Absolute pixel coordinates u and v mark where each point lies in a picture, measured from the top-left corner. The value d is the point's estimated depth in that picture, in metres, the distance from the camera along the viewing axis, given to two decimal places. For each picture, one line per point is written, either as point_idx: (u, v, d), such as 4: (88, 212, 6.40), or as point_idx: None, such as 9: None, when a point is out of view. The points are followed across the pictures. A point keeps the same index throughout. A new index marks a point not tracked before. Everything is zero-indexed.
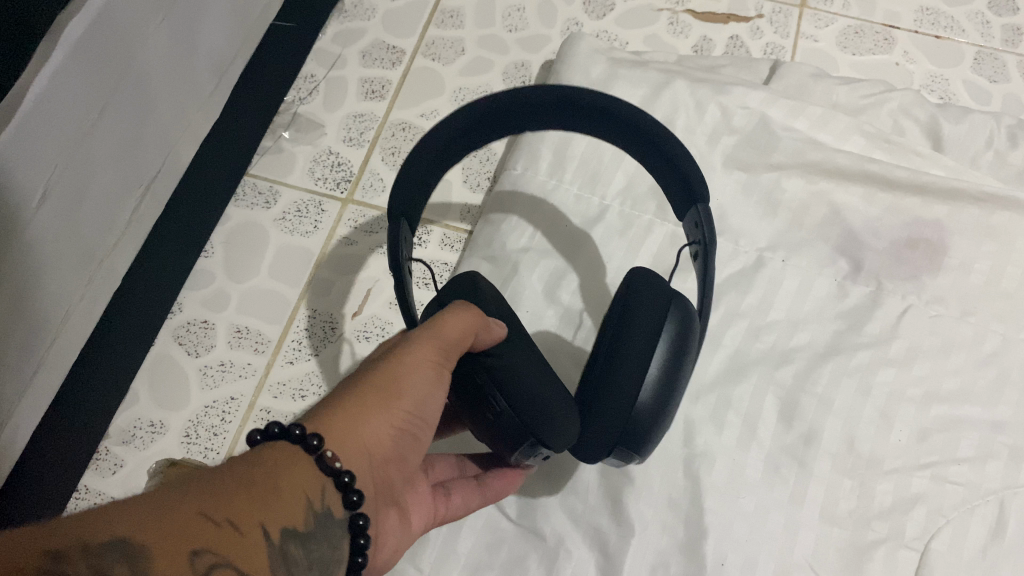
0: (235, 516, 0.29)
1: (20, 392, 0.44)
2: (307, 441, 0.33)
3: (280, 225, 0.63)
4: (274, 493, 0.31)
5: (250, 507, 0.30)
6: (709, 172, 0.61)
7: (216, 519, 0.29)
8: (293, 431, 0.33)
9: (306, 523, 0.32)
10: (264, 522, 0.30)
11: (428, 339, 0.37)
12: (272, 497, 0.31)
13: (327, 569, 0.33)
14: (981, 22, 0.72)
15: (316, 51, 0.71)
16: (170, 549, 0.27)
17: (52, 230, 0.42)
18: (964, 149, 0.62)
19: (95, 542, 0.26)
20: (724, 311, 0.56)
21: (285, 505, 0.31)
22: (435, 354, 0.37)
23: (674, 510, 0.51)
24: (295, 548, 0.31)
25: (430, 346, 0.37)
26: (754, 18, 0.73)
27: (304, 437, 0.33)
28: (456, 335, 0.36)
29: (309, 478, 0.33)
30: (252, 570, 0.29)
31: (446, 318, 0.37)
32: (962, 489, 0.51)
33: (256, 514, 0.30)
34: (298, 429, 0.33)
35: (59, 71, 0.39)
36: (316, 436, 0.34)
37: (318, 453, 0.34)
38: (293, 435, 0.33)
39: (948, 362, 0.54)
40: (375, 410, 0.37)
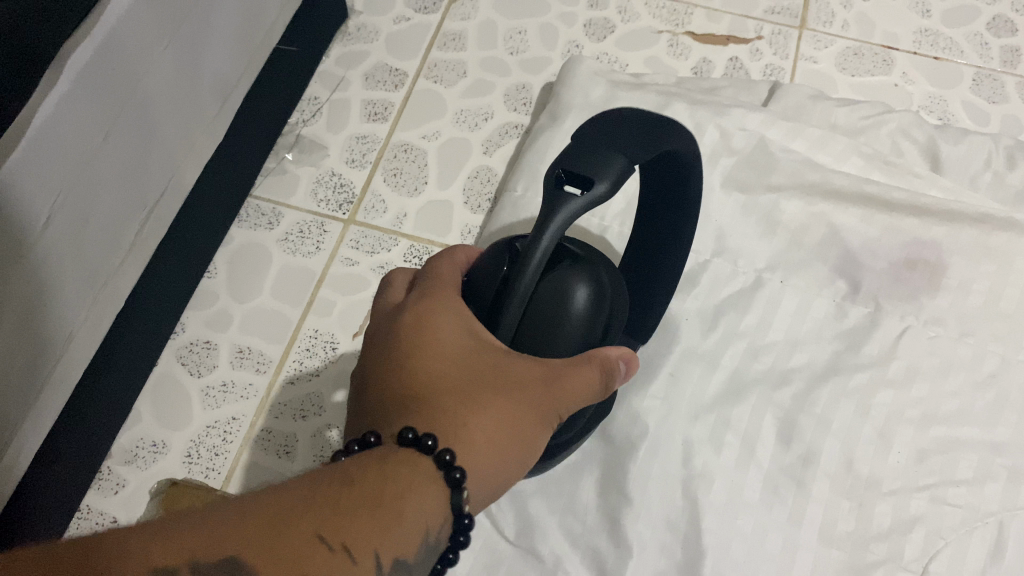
0: (350, 541, 0.29)
1: (25, 409, 0.45)
2: (451, 475, 0.32)
3: (283, 246, 0.64)
4: (395, 524, 0.30)
5: (366, 534, 0.29)
6: (708, 193, 0.61)
7: (330, 543, 0.28)
8: (443, 456, 0.33)
9: (415, 556, 0.31)
10: (377, 550, 0.29)
11: (570, 390, 0.38)
12: (393, 526, 0.30)
13: None
14: (980, 44, 0.73)
15: (320, 74, 0.72)
16: (276, 572, 0.27)
17: (56, 253, 0.43)
18: (962, 170, 0.62)
19: (205, 563, 0.27)
20: (723, 331, 0.56)
21: (403, 538, 0.30)
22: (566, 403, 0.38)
23: (673, 530, 0.51)
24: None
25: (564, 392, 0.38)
26: (753, 40, 0.73)
27: (450, 468, 0.33)
28: (582, 391, 0.38)
29: (434, 512, 0.32)
30: None
31: (587, 372, 0.38)
32: (962, 510, 0.51)
33: (372, 541, 0.29)
34: (449, 457, 0.33)
35: (65, 97, 0.39)
36: (461, 471, 0.33)
37: (455, 486, 0.33)
38: (442, 462, 0.33)
39: (947, 384, 0.54)
40: (511, 448, 0.36)
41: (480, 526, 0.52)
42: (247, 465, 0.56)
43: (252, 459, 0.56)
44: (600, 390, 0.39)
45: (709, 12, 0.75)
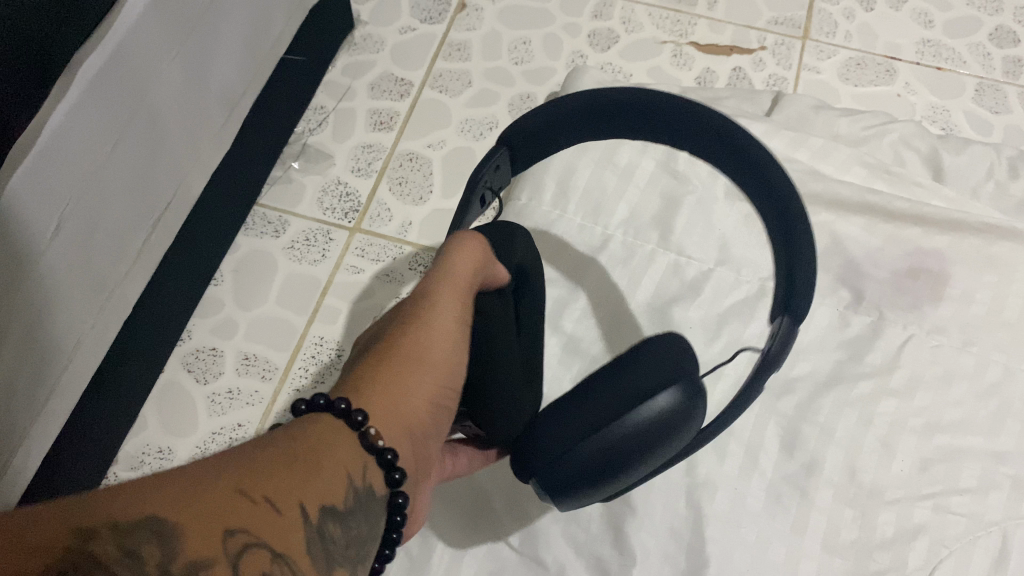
0: (272, 494, 0.28)
1: (33, 417, 0.45)
2: (352, 417, 0.33)
3: (289, 254, 0.64)
4: (316, 471, 0.30)
5: (287, 484, 0.29)
6: (711, 203, 0.61)
7: (251, 495, 0.27)
8: (338, 405, 0.33)
9: (346, 502, 0.31)
10: (302, 499, 0.29)
11: (445, 286, 0.40)
12: (314, 474, 0.30)
13: (365, 550, 0.31)
14: (982, 54, 0.73)
15: (325, 84, 0.72)
16: (202, 524, 0.26)
17: (64, 262, 0.43)
18: (965, 180, 0.63)
19: (126, 522, 0.25)
20: (727, 340, 0.57)
21: (330, 483, 0.30)
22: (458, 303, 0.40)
23: (676, 538, 0.51)
24: (335, 528, 0.30)
25: (449, 289, 0.40)
26: (756, 51, 0.74)
27: (349, 412, 0.33)
28: (467, 278, 0.40)
29: (349, 455, 0.32)
30: (289, 548, 0.27)
31: (455, 258, 0.40)
32: (965, 520, 0.51)
33: (295, 491, 0.29)
34: (342, 403, 0.33)
35: (75, 107, 0.40)
36: (360, 412, 0.34)
37: (362, 429, 0.33)
38: (338, 409, 0.33)
39: (950, 393, 0.54)
40: (409, 382, 0.37)
41: (485, 535, 0.52)
42: None
43: None
44: (482, 268, 0.41)
45: (713, 22, 0.76)
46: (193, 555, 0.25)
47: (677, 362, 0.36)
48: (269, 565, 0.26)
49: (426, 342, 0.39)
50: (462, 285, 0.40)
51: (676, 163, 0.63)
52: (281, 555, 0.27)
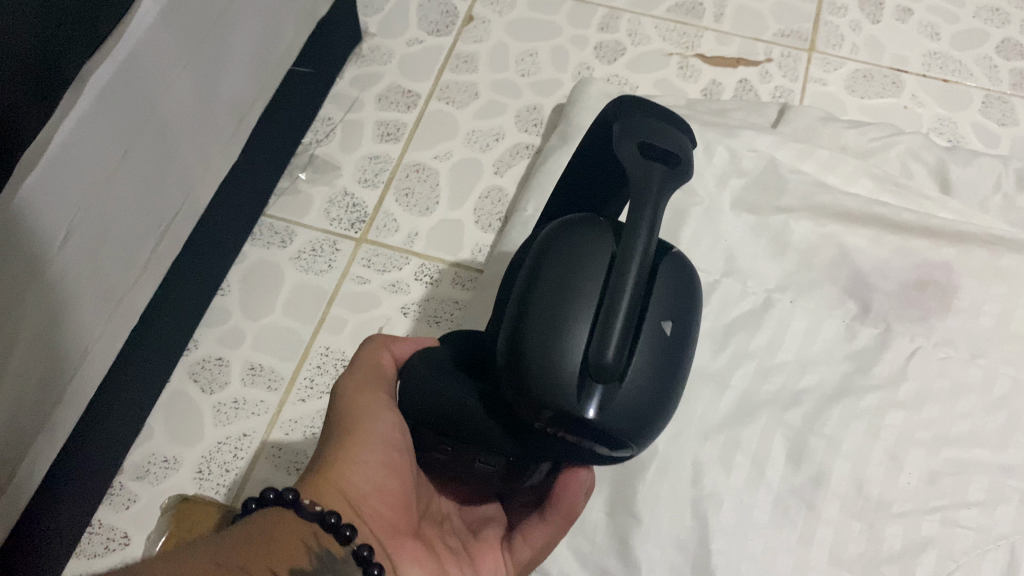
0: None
1: (40, 426, 0.45)
2: (283, 497, 0.36)
3: (296, 264, 0.64)
4: (273, 550, 0.33)
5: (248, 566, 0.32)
6: (718, 214, 0.61)
7: None
8: (269, 494, 0.36)
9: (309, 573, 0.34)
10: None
11: (352, 373, 0.43)
12: (274, 551, 0.33)
13: None
14: (989, 67, 0.73)
15: (333, 95, 0.73)
16: None
17: (73, 271, 0.43)
18: (973, 192, 0.63)
19: None
20: (733, 351, 0.56)
21: (290, 556, 0.34)
22: (369, 376, 0.42)
23: (682, 551, 0.51)
24: None
25: (357, 372, 0.43)
26: (763, 63, 0.74)
27: (280, 496, 0.36)
28: (372, 358, 0.43)
29: (300, 530, 0.35)
30: None
31: (360, 351, 0.44)
32: (973, 534, 0.50)
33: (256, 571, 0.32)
34: (271, 491, 0.36)
35: (85, 115, 0.40)
36: (289, 491, 0.36)
37: (295, 504, 0.36)
38: (269, 499, 0.36)
39: (957, 406, 0.54)
40: (345, 453, 0.40)
41: None
42: (259, 482, 0.57)
43: (263, 478, 0.57)
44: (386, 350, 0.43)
45: (719, 35, 0.76)
46: None
47: (552, 257, 0.35)
48: None
49: (347, 415, 0.41)
50: (367, 360, 0.43)
51: None
52: None
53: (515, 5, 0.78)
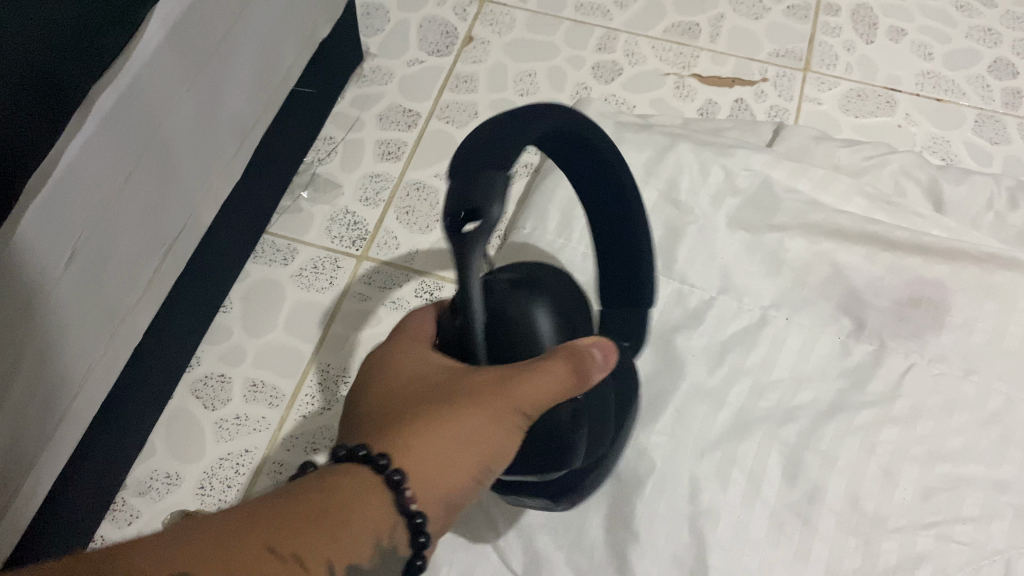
0: (302, 552, 0.27)
1: (44, 443, 0.46)
2: (391, 476, 0.31)
3: (297, 281, 0.65)
4: (350, 526, 0.29)
5: (318, 543, 0.28)
6: (714, 232, 0.62)
7: (280, 554, 0.27)
8: (377, 462, 0.31)
9: (371, 564, 0.30)
10: (330, 559, 0.28)
11: (528, 379, 0.35)
12: (346, 533, 0.29)
13: None
14: (981, 86, 0.74)
15: (334, 115, 0.74)
16: None
17: (76, 292, 0.44)
18: (965, 210, 0.63)
19: None
20: (729, 367, 0.57)
21: (360, 542, 0.29)
22: (534, 398, 0.36)
23: (679, 566, 0.51)
24: None
25: (533, 388, 0.35)
26: (758, 82, 0.75)
27: (387, 470, 0.31)
28: (557, 379, 0.36)
29: (383, 517, 0.30)
30: None
31: (549, 364, 0.36)
32: (968, 549, 0.51)
33: (324, 550, 0.28)
34: (383, 461, 0.31)
35: (91, 139, 0.41)
36: (399, 472, 0.31)
37: (398, 490, 0.31)
38: (378, 466, 0.31)
39: (951, 422, 0.54)
40: (462, 456, 0.34)
41: (489, 559, 0.53)
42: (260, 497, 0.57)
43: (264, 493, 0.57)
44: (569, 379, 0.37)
45: (715, 55, 0.77)
46: None
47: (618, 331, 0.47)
48: None
49: (488, 423, 0.34)
50: (548, 384, 0.36)
51: (678, 192, 0.63)
52: None
53: (514, 26, 0.79)
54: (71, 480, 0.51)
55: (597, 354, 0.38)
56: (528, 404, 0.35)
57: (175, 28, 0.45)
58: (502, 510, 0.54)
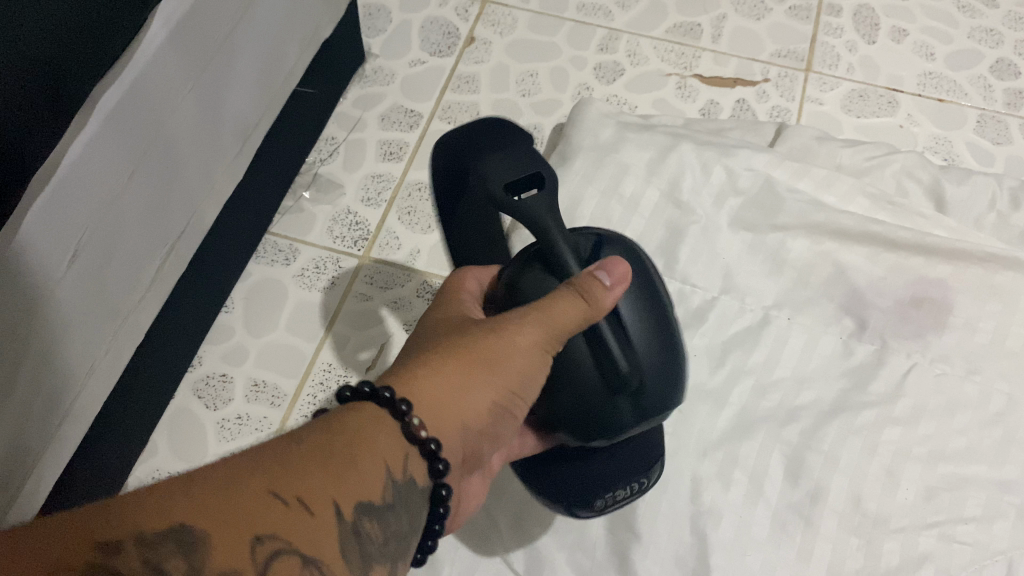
0: (305, 495, 0.31)
1: (45, 443, 0.46)
2: (396, 407, 0.35)
3: (298, 281, 0.65)
4: (358, 462, 0.33)
5: (321, 485, 0.31)
6: (716, 232, 0.62)
7: (284, 498, 0.30)
8: (383, 394, 0.35)
9: (386, 496, 0.34)
10: (335, 499, 0.32)
11: (540, 313, 0.39)
12: (351, 471, 0.32)
13: (405, 539, 0.35)
14: (983, 87, 0.74)
15: (336, 115, 0.74)
16: (229, 538, 0.29)
17: (78, 292, 0.44)
18: (967, 211, 0.63)
19: (151, 534, 0.28)
20: (731, 367, 0.57)
21: (366, 478, 0.33)
22: (543, 336, 0.39)
23: (681, 566, 0.51)
24: (372, 524, 0.33)
25: (540, 325, 0.39)
26: (760, 83, 0.75)
27: (393, 401, 0.35)
28: (568, 317, 0.38)
29: (392, 448, 0.34)
30: (320, 553, 0.31)
31: (558, 301, 0.39)
32: (970, 549, 0.51)
33: (328, 491, 0.31)
34: (388, 393, 0.35)
35: (94, 139, 0.41)
36: (405, 403, 0.35)
37: (404, 419, 0.35)
38: (382, 398, 0.35)
39: (954, 422, 0.54)
40: (474, 387, 0.38)
41: (492, 559, 0.53)
42: None
43: None
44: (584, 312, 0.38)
45: (717, 55, 0.77)
46: (221, 568, 0.28)
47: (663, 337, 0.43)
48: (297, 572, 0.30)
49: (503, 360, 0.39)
50: (557, 322, 0.39)
51: (680, 192, 0.63)
52: (313, 558, 0.30)
53: (516, 27, 0.79)
54: (70, 481, 0.51)
55: (603, 276, 0.39)
56: (543, 339, 0.39)
57: (177, 29, 0.45)
58: (504, 509, 0.54)
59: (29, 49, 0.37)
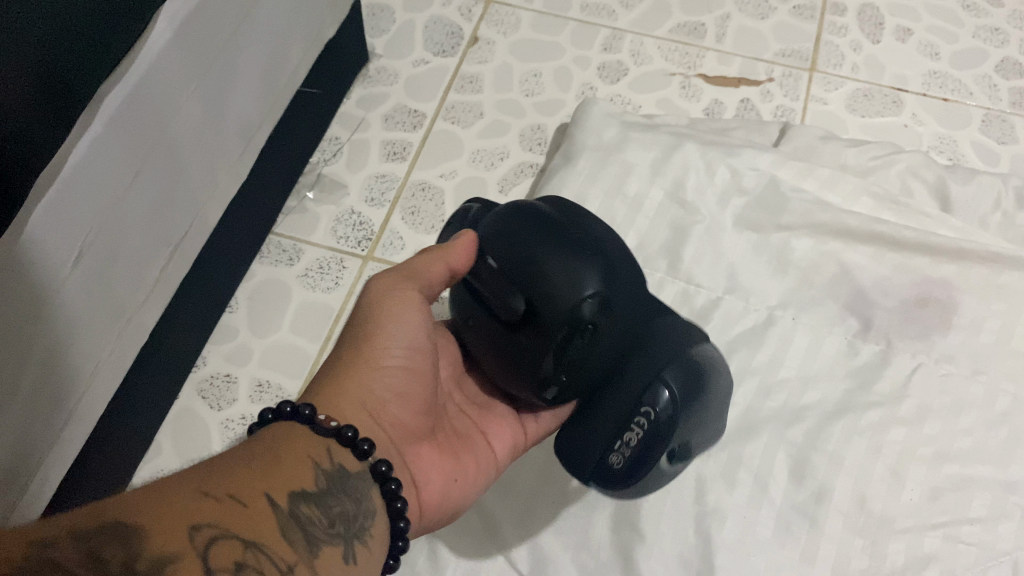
0: (237, 492, 0.31)
1: (49, 444, 0.46)
2: (300, 413, 0.38)
3: (303, 281, 0.65)
4: (279, 464, 0.34)
5: (250, 484, 0.32)
6: (720, 232, 0.62)
7: (216, 494, 0.31)
8: (284, 408, 0.38)
9: (318, 485, 0.35)
10: (266, 490, 0.32)
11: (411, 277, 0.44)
12: (275, 471, 0.34)
13: (353, 522, 0.35)
14: (988, 86, 0.74)
15: (340, 115, 0.74)
16: (167, 525, 0.28)
17: (83, 293, 0.44)
18: (973, 210, 0.63)
19: (83, 530, 0.27)
20: (735, 367, 0.57)
21: (293, 474, 0.34)
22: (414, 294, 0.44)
23: (685, 567, 0.51)
24: (311, 508, 0.34)
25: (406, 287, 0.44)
26: (765, 82, 0.75)
27: (296, 410, 0.38)
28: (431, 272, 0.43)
29: (312, 446, 0.37)
30: (260, 534, 0.30)
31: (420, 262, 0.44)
32: (975, 549, 0.51)
33: (256, 487, 0.32)
34: (287, 406, 0.38)
35: (96, 140, 0.41)
36: (307, 407, 0.38)
37: (311, 420, 0.38)
38: (285, 412, 0.38)
39: (959, 422, 0.54)
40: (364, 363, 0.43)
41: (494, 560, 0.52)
42: None
43: None
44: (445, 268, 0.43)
45: (721, 55, 0.77)
46: (160, 550, 0.27)
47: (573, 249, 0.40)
48: (242, 553, 0.29)
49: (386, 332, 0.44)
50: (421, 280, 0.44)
51: (684, 192, 0.63)
52: (253, 539, 0.30)
53: (519, 27, 0.79)
54: (70, 484, 0.51)
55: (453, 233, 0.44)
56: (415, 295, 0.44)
57: (181, 29, 0.45)
58: (508, 508, 0.54)
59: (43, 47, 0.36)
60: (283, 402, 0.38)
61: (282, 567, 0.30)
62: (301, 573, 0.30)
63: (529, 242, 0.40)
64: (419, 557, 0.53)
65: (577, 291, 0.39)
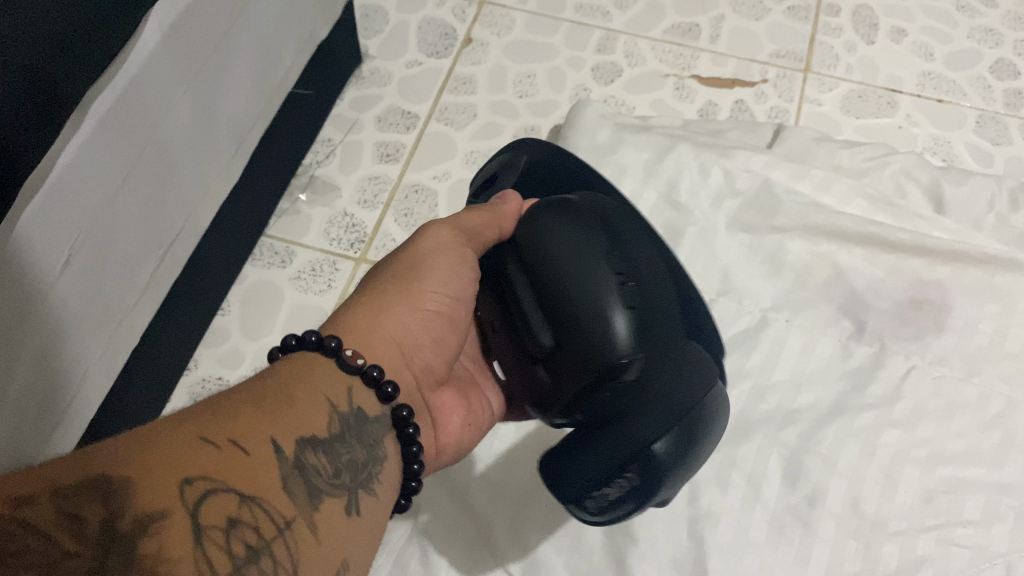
0: (240, 437, 0.30)
1: (40, 447, 0.46)
2: (325, 345, 0.37)
3: (295, 284, 0.65)
4: (292, 403, 0.33)
5: (255, 429, 0.31)
6: (714, 234, 0.62)
7: (215, 441, 0.29)
8: (311, 338, 0.37)
9: (329, 431, 0.34)
10: (273, 435, 0.31)
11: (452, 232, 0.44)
12: (285, 412, 0.32)
13: (360, 472, 0.35)
14: (983, 87, 0.74)
15: (333, 116, 0.74)
16: (158, 478, 0.27)
17: (72, 297, 0.44)
18: (967, 212, 0.63)
19: (67, 485, 0.26)
20: (729, 370, 0.57)
21: (304, 418, 0.33)
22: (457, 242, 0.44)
23: (679, 570, 0.51)
24: (316, 456, 0.33)
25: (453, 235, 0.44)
26: (759, 83, 0.75)
27: (322, 342, 0.37)
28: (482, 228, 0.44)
29: (331, 385, 0.36)
30: (257, 487, 0.29)
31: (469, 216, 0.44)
32: (969, 552, 0.50)
33: (260, 433, 0.31)
34: (315, 336, 0.37)
35: (85, 143, 0.41)
36: (333, 340, 0.37)
37: (337, 353, 0.37)
38: (311, 342, 0.37)
39: (952, 425, 0.54)
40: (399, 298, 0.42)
41: (486, 564, 0.52)
42: None
43: None
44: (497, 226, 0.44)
45: (715, 56, 0.77)
46: (146, 508, 0.26)
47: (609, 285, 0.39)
48: (235, 510, 0.28)
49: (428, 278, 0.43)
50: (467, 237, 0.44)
51: (678, 194, 0.63)
52: (249, 494, 0.29)
53: (514, 28, 0.79)
54: None
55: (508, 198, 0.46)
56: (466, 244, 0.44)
57: (172, 31, 0.45)
58: (500, 512, 0.54)
59: (33, 48, 0.36)
60: (310, 331, 0.37)
61: (278, 524, 0.29)
62: (298, 531, 0.30)
63: (581, 280, 0.39)
64: (411, 560, 0.52)
65: (613, 340, 0.38)
